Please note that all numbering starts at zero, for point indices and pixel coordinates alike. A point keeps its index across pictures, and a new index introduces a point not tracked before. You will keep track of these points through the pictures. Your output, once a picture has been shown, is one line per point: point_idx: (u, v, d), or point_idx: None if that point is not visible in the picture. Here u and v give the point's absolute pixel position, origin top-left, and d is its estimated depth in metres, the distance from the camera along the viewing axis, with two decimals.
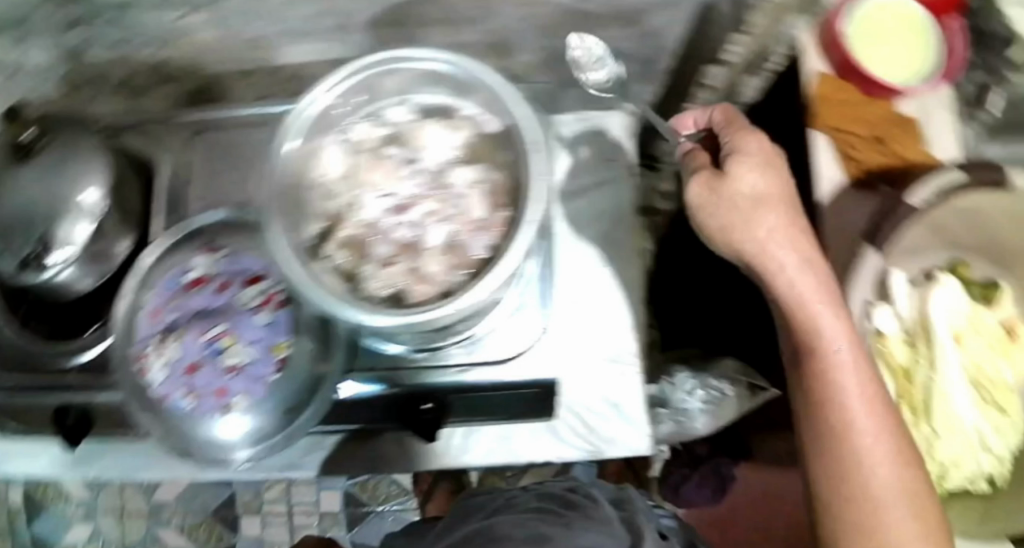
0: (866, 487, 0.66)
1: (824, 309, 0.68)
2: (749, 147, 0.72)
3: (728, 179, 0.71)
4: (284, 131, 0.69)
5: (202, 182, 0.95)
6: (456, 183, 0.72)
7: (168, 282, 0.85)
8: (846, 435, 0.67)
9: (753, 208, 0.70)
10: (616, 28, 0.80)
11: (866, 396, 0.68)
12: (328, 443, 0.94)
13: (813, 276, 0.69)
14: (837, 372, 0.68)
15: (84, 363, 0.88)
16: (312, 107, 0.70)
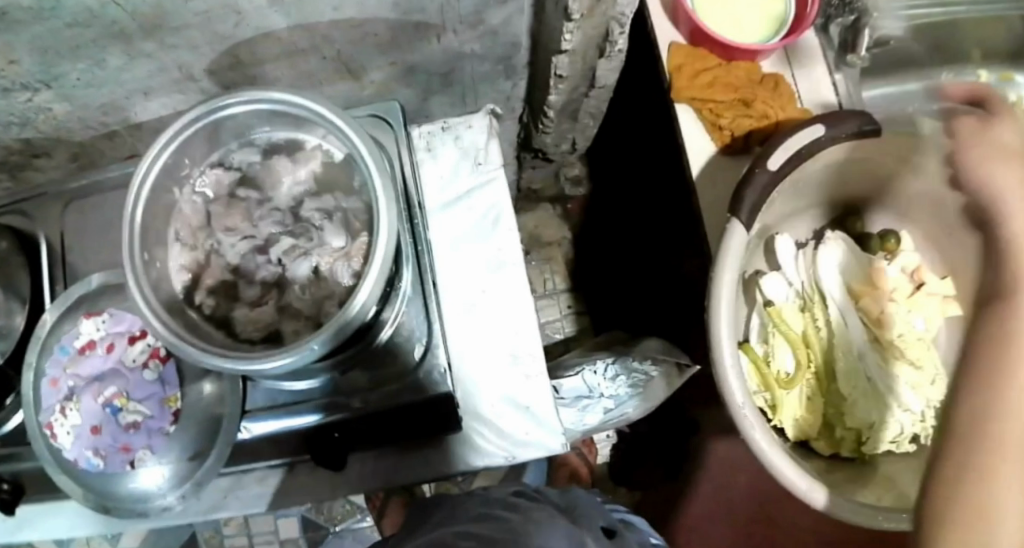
0: (999, 442, 0.52)
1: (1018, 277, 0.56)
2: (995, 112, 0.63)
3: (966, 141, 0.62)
4: (132, 197, 0.63)
5: (87, 247, 0.79)
6: (313, 215, 0.69)
7: (61, 348, 0.73)
8: (991, 428, 0.52)
9: (998, 158, 0.59)
10: (466, 34, 0.75)
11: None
12: (250, 480, 0.74)
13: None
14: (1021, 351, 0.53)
15: (5, 432, 0.80)
16: (153, 167, 0.64)
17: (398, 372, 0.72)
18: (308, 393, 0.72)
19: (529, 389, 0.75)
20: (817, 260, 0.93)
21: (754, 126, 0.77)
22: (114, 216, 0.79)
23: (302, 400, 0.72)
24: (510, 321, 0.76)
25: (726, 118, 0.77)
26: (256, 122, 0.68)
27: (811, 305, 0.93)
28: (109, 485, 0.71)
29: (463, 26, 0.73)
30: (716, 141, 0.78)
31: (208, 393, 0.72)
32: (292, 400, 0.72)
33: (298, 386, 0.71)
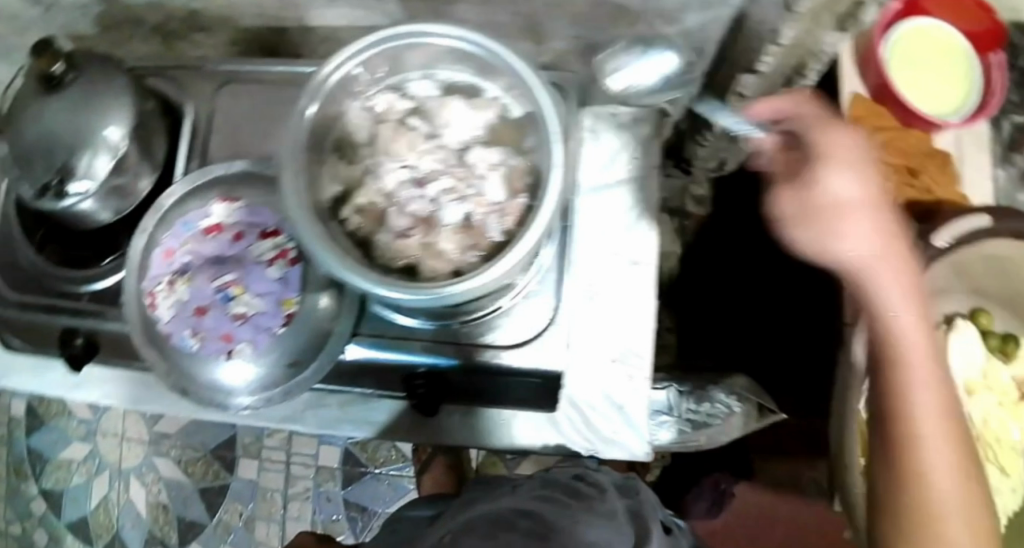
0: (924, 479, 0.60)
1: (921, 331, 0.60)
2: (833, 143, 0.57)
3: (787, 176, 0.58)
4: (307, 93, 0.64)
5: (229, 135, 0.78)
6: (478, 163, 0.68)
7: (185, 223, 0.72)
8: (943, 448, 0.60)
9: (880, 207, 0.57)
10: (659, 25, 0.74)
11: (949, 426, 0.61)
12: (329, 401, 0.78)
13: (915, 311, 0.60)
14: (912, 395, 0.60)
15: (98, 290, 0.78)
16: (335, 73, 0.64)
17: (508, 338, 0.72)
18: (412, 332, 0.72)
19: (631, 389, 0.74)
20: (949, 345, 0.83)
21: (915, 198, 0.76)
22: (266, 109, 0.78)
23: (405, 335, 0.72)
24: (625, 316, 0.75)
25: (893, 184, 0.76)
26: (444, 59, 0.68)
27: None
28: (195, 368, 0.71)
29: (660, 20, 0.73)
30: None
31: (324, 306, 0.70)
32: (397, 334, 0.72)
33: (405, 323, 0.71)
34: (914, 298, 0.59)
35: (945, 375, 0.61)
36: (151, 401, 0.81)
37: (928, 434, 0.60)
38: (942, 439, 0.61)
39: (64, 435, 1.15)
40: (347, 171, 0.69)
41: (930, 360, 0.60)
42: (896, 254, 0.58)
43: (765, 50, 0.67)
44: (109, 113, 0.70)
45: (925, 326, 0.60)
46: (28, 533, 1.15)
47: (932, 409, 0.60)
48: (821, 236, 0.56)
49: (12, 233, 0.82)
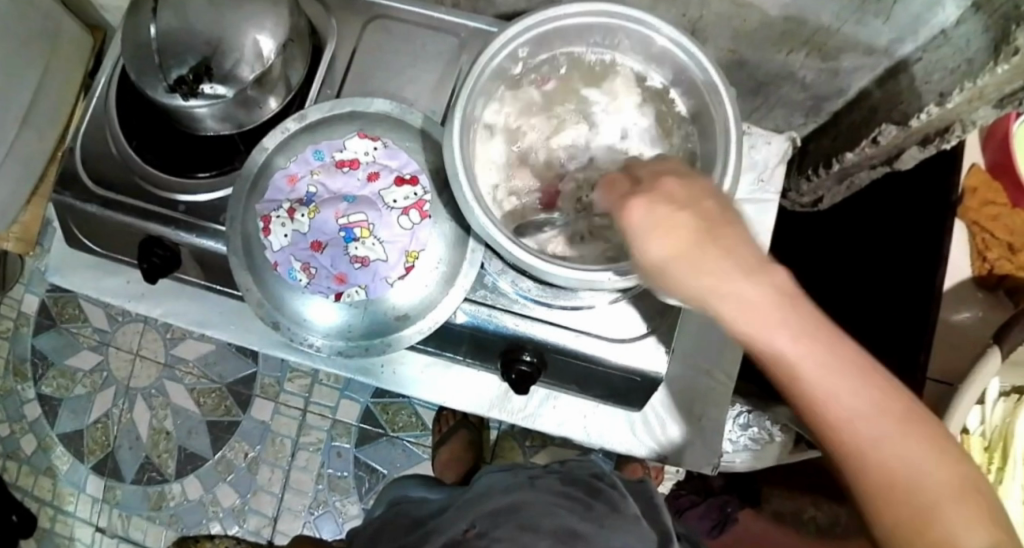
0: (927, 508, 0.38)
1: (845, 374, 0.40)
2: (636, 219, 0.44)
3: (637, 234, 0.44)
4: (489, 51, 0.63)
5: (365, 69, 0.75)
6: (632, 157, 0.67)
7: (317, 151, 0.70)
8: (944, 527, 0.37)
9: (709, 261, 0.42)
10: (808, 57, 0.76)
11: (874, 416, 0.39)
12: (412, 358, 0.80)
13: (804, 347, 0.40)
14: (859, 462, 0.39)
15: (192, 203, 0.74)
16: (518, 37, 0.64)
17: (612, 331, 0.71)
18: (513, 304, 0.71)
19: (710, 404, 0.80)
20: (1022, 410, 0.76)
21: (1013, 273, 0.79)
22: (411, 53, 0.75)
23: (503, 306, 0.71)
24: (720, 333, 0.80)
25: (991, 254, 0.79)
26: (627, 45, 0.67)
27: (994, 448, 0.77)
28: (294, 299, 0.70)
29: (820, 54, 0.74)
30: (973, 268, 0.81)
31: (447, 267, 0.69)
32: (499, 304, 0.71)
33: (507, 291, 0.70)
34: (796, 332, 0.40)
35: (899, 413, 0.39)
36: (229, 327, 0.81)
37: (917, 509, 0.38)
38: (935, 498, 0.38)
39: (74, 342, 1.10)
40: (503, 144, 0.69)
41: (860, 400, 0.39)
42: (766, 316, 0.41)
43: (926, 109, 0.69)
44: (256, 24, 0.67)
45: (847, 354, 0.40)
46: (16, 437, 1.10)
47: (903, 467, 0.38)
48: (707, 291, 0.42)
49: (107, 123, 0.76)
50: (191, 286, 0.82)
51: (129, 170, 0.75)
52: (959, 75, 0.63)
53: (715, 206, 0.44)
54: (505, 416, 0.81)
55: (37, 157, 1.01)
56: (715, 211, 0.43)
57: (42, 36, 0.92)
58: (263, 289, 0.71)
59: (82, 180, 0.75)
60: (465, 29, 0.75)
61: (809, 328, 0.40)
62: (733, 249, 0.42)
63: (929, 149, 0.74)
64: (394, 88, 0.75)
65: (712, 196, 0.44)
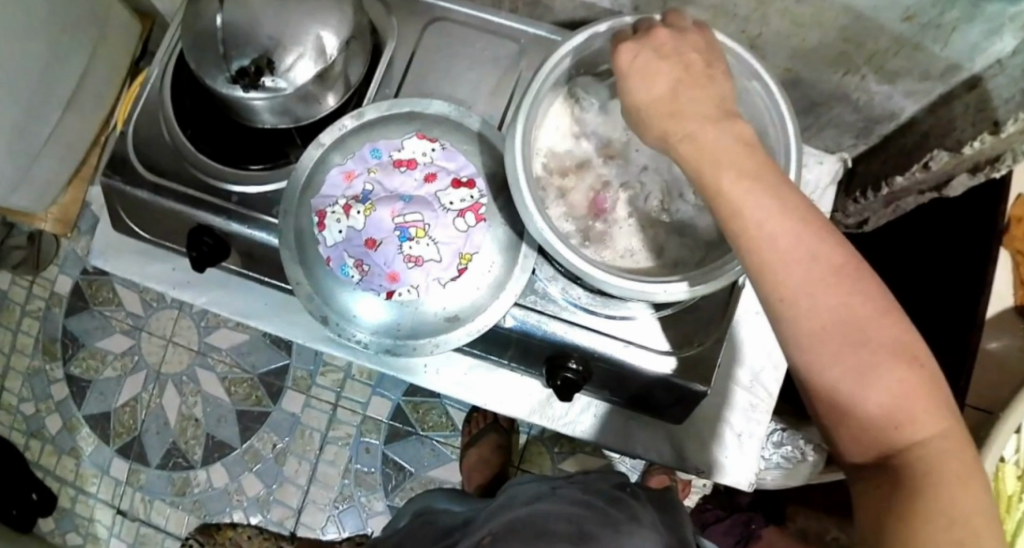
0: (845, 354, 0.42)
1: (785, 219, 0.43)
2: (625, 62, 0.50)
3: (625, 79, 0.50)
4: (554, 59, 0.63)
5: (425, 70, 0.76)
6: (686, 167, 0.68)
7: (374, 149, 0.70)
8: (870, 371, 0.42)
9: (682, 105, 0.47)
10: (861, 79, 0.76)
11: (808, 265, 0.43)
12: (455, 360, 0.81)
13: (757, 186, 0.44)
14: (791, 295, 0.43)
15: (244, 195, 0.74)
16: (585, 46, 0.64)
17: (659, 342, 0.71)
18: (562, 311, 0.71)
19: (750, 420, 0.80)
20: None
21: None
22: (470, 57, 0.76)
23: (552, 313, 0.71)
24: (762, 348, 0.81)
25: None
26: None
27: None
28: (343, 293, 0.71)
29: (875, 76, 0.75)
30: (1016, 298, 0.83)
31: (498, 270, 0.70)
32: (548, 311, 0.71)
33: (557, 298, 0.71)
34: (749, 171, 0.45)
35: (845, 267, 0.43)
36: (273, 318, 0.82)
37: (853, 352, 0.42)
38: (853, 343, 0.42)
39: (105, 324, 1.11)
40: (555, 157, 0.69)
41: (803, 239, 0.43)
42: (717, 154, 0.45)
43: (980, 137, 0.69)
44: (322, 20, 0.68)
45: (796, 207, 0.44)
46: (42, 416, 1.11)
47: (839, 318, 0.42)
48: (678, 136, 0.47)
49: (161, 110, 0.76)
50: (236, 275, 0.82)
51: (182, 158, 0.75)
52: (1015, 105, 0.63)
53: (699, 61, 0.49)
54: (543, 421, 0.81)
55: (81, 140, 1.02)
56: (697, 65, 0.49)
57: (92, 19, 0.92)
58: (313, 282, 0.72)
59: (135, 166, 0.75)
60: (526, 36, 0.76)
61: (764, 169, 0.45)
62: (706, 104, 0.47)
63: (979, 177, 0.74)
64: (454, 91, 0.76)
65: (698, 52, 0.50)
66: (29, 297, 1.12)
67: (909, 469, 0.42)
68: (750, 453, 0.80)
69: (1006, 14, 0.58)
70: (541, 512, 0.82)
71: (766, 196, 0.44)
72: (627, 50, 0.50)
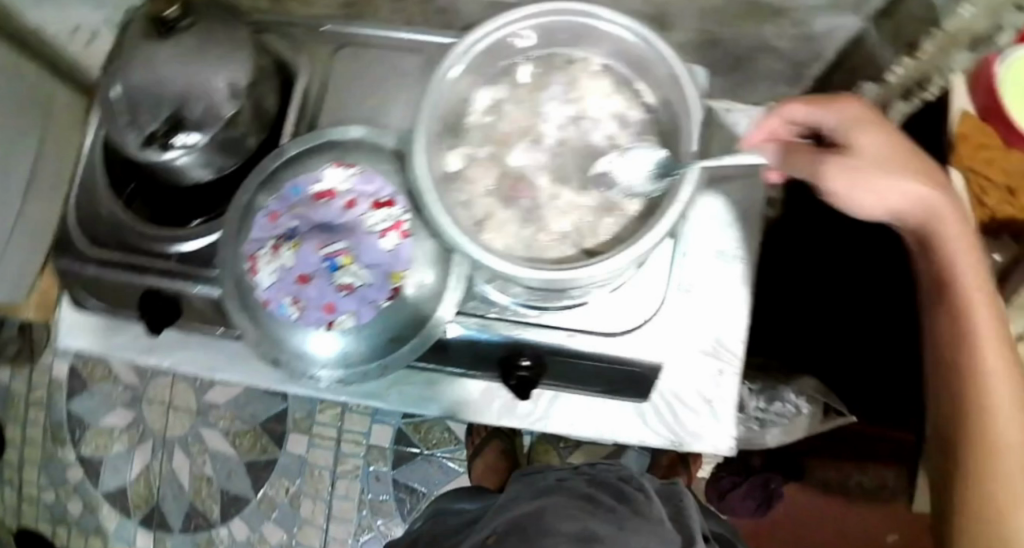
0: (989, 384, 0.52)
1: (975, 260, 0.54)
2: (837, 114, 0.56)
3: (821, 109, 0.57)
4: (453, 54, 0.63)
5: (342, 95, 0.77)
6: (597, 141, 0.67)
7: (295, 187, 0.71)
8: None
9: (870, 142, 0.54)
10: (777, 24, 0.74)
11: (986, 300, 0.53)
12: (415, 379, 0.78)
13: (971, 248, 0.54)
14: (971, 314, 0.53)
15: (186, 252, 0.76)
16: (485, 40, 0.64)
17: (605, 324, 0.71)
18: (504, 311, 0.70)
19: (716, 385, 0.75)
20: None
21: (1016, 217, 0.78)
22: (385, 77, 0.77)
23: (495, 314, 0.71)
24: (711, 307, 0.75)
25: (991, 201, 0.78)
26: (591, 39, 0.67)
27: None
28: (290, 333, 0.71)
29: (787, 18, 0.72)
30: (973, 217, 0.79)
31: (429, 284, 0.68)
32: (489, 313, 0.71)
33: (499, 300, 0.70)
34: (949, 207, 0.53)
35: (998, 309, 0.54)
36: (231, 370, 0.82)
37: (982, 386, 0.53)
38: (1001, 374, 0.52)
39: (107, 400, 1.14)
40: (472, 158, 0.67)
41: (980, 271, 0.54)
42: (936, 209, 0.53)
43: (898, 62, 0.69)
44: (223, 68, 0.69)
45: (977, 255, 0.54)
46: (63, 501, 1.14)
47: (999, 343, 0.53)
48: (872, 166, 0.53)
49: (97, 186, 0.79)
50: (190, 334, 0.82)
51: (120, 228, 0.77)
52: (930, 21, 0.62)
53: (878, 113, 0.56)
54: (515, 423, 0.78)
55: (45, 228, 1.04)
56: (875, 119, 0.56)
57: (33, 109, 0.95)
58: (259, 327, 0.72)
59: (77, 242, 0.78)
60: (431, 46, 0.77)
61: (957, 211, 0.53)
62: (928, 168, 0.54)
63: (911, 100, 0.75)
64: (373, 112, 0.77)
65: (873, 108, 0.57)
66: (32, 387, 1.15)
67: (997, 490, 0.52)
68: (722, 411, 0.75)
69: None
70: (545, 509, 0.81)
71: (965, 235, 0.53)
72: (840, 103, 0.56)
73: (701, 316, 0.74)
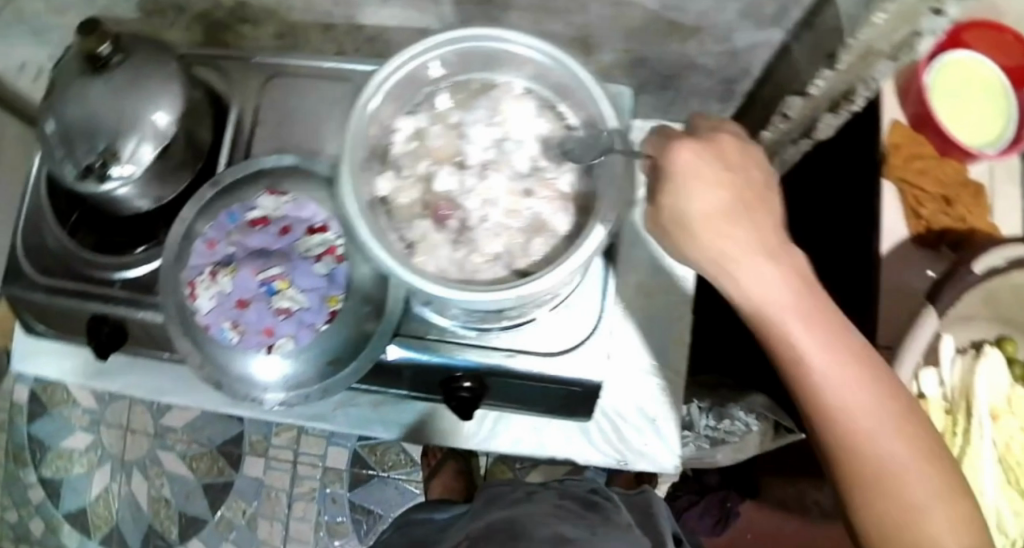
0: (857, 440, 0.53)
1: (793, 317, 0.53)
2: (687, 161, 0.54)
3: (681, 185, 0.54)
4: (369, 85, 0.64)
5: (271, 127, 0.77)
6: (519, 164, 0.68)
7: (230, 215, 0.72)
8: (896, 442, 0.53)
9: (719, 223, 0.54)
10: (702, 41, 0.75)
11: (827, 322, 0.53)
12: (363, 400, 0.81)
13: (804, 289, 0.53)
14: (827, 389, 0.53)
15: (130, 278, 0.77)
16: (398, 70, 0.65)
17: (545, 345, 0.73)
18: (444, 332, 0.72)
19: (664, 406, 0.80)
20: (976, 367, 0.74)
21: (950, 227, 0.77)
22: (308, 105, 0.77)
23: (434, 336, 0.73)
24: (656, 330, 0.80)
25: (928, 212, 0.77)
26: (508, 63, 0.68)
27: (956, 410, 0.75)
28: (235, 359, 0.70)
29: (710, 38, 0.74)
30: (912, 230, 0.78)
31: (365, 306, 0.70)
32: (430, 334, 0.73)
33: (440, 323, 0.72)
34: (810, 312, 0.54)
35: (862, 347, 0.54)
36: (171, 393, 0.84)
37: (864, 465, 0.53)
38: (863, 409, 0.53)
39: (66, 425, 1.15)
40: (399, 183, 0.68)
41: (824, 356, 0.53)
42: (765, 219, 0.55)
43: (821, 75, 0.69)
44: (153, 103, 0.70)
45: (803, 293, 0.54)
46: (25, 520, 1.15)
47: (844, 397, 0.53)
48: (718, 259, 0.54)
49: (43, 219, 0.79)
50: (136, 359, 0.84)
51: (70, 256, 0.78)
52: (842, 34, 0.64)
53: (757, 178, 0.55)
54: (462, 444, 0.81)
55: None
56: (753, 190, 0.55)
57: None
58: (204, 355, 0.71)
59: (27, 272, 0.79)
60: (358, 73, 0.76)
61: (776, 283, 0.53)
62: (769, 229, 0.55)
63: (840, 113, 0.75)
64: (303, 143, 0.76)
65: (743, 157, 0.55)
66: None
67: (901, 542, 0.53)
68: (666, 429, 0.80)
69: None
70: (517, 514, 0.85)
71: (781, 292, 0.53)
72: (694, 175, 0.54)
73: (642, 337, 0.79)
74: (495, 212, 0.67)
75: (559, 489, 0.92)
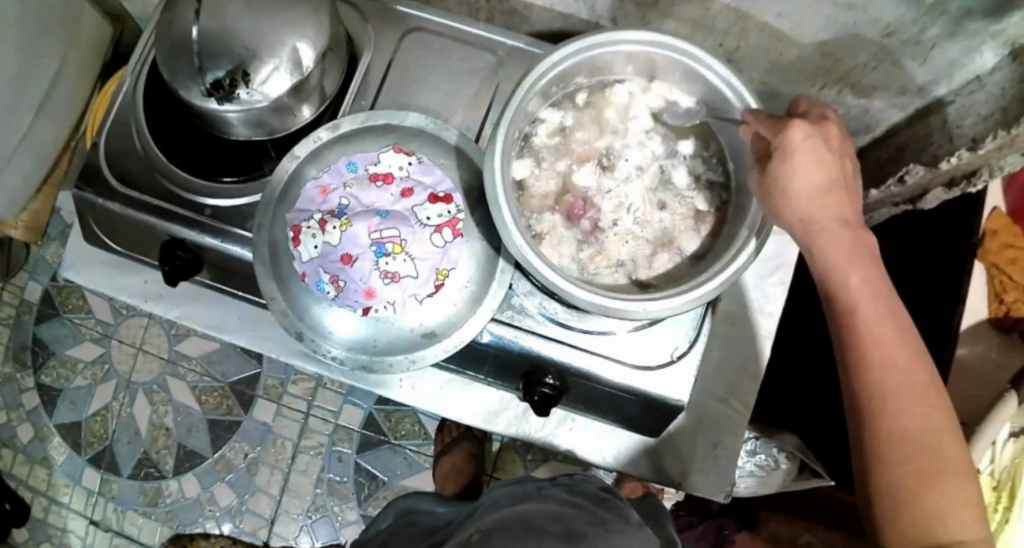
0: (894, 421, 0.53)
1: (868, 296, 0.55)
2: (802, 138, 0.55)
3: (791, 157, 0.56)
4: (547, 61, 0.62)
5: (399, 77, 0.77)
6: (658, 175, 0.68)
7: (351, 163, 0.70)
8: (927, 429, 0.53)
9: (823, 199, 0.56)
10: (836, 88, 0.77)
11: (889, 310, 0.55)
12: (429, 375, 0.84)
13: (873, 278, 0.56)
14: (882, 366, 0.54)
15: (219, 207, 0.74)
16: (580, 53, 0.63)
17: (639, 358, 0.72)
18: (538, 326, 0.72)
19: (725, 432, 0.86)
20: None
21: None
22: (447, 67, 0.77)
23: (528, 328, 0.72)
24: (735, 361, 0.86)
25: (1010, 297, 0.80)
26: (668, 73, 0.65)
27: (1004, 485, 0.78)
28: (317, 308, 0.70)
29: (849, 88, 0.76)
30: (991, 310, 0.82)
31: (475, 285, 0.70)
32: (524, 325, 0.72)
33: (530, 308, 0.72)
34: (871, 284, 0.56)
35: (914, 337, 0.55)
36: (232, 331, 0.84)
37: (907, 445, 0.53)
38: (909, 395, 0.53)
39: (75, 333, 1.13)
40: (537, 170, 0.67)
41: (887, 342, 0.54)
42: (847, 206, 0.57)
43: (956, 153, 0.71)
44: (297, 32, 0.66)
45: (875, 284, 0.56)
46: (13, 424, 1.12)
47: (902, 374, 0.54)
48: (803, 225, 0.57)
49: (134, 123, 0.75)
50: (203, 290, 0.84)
51: (157, 170, 0.74)
52: (995, 121, 0.65)
53: (848, 172, 0.57)
54: (521, 433, 0.85)
55: (50, 150, 1.01)
56: (848, 173, 0.57)
57: (66, 26, 0.93)
58: (288, 296, 0.70)
59: (105, 175, 0.74)
60: (503, 47, 0.77)
61: (852, 256, 0.56)
62: (845, 209, 0.57)
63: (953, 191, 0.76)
64: (429, 102, 0.77)
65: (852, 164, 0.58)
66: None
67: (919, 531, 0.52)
68: (716, 443, 0.86)
69: (991, 30, 0.60)
70: (528, 512, 0.76)
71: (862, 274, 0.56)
72: (806, 149, 0.55)
73: (713, 365, 0.86)
74: (632, 218, 0.66)
75: (569, 484, 0.82)
